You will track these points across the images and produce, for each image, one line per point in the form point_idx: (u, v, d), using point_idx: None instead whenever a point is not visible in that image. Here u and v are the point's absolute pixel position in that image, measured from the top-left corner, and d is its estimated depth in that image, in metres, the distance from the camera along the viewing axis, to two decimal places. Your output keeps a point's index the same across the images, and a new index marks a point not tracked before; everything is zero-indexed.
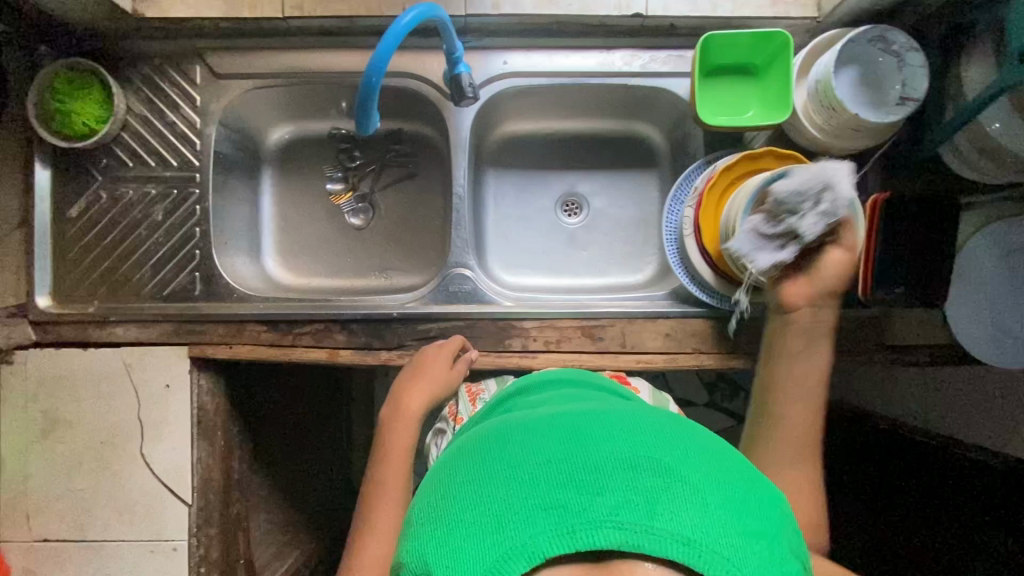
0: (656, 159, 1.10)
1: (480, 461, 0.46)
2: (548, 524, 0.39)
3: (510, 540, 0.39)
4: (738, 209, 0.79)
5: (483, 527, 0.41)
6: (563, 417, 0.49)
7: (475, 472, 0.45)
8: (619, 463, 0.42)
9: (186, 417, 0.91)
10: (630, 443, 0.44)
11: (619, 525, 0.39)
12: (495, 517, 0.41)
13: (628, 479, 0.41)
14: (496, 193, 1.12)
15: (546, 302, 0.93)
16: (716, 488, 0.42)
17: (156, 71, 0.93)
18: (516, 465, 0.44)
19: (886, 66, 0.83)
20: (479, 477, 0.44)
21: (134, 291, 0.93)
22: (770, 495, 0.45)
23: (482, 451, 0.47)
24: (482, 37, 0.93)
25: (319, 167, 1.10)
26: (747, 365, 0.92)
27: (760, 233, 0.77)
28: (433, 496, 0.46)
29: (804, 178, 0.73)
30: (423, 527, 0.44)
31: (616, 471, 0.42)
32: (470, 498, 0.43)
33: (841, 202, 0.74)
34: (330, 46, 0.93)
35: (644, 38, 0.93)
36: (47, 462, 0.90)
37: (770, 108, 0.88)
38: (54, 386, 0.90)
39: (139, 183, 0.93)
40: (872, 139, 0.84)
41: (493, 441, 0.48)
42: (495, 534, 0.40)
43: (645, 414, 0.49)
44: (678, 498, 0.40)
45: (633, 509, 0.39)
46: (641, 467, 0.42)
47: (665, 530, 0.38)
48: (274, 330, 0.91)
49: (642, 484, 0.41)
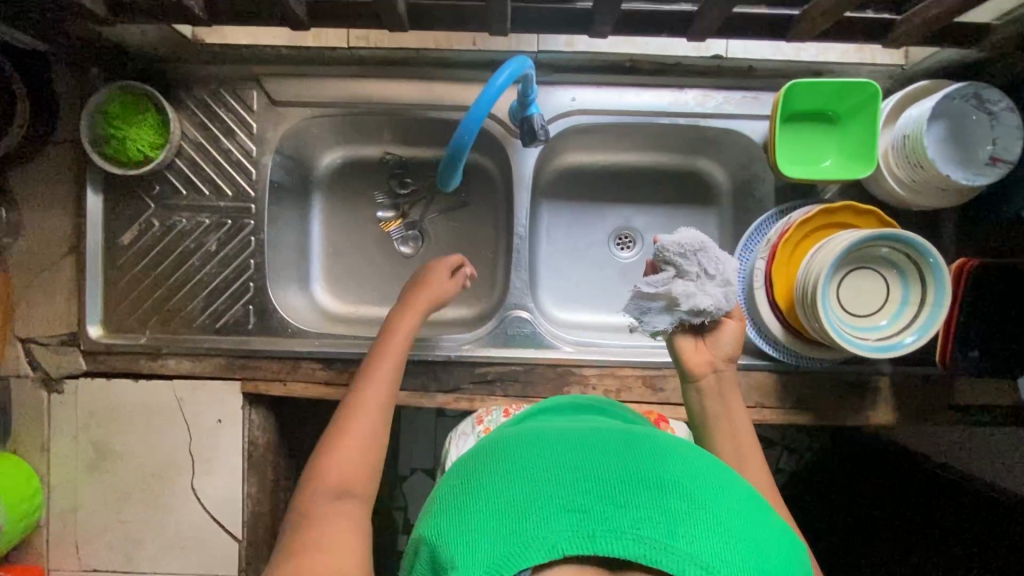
0: (717, 195, 1.06)
1: (510, 456, 0.47)
2: (568, 524, 0.41)
3: (531, 532, 0.41)
4: (819, 271, 0.76)
5: (506, 516, 0.42)
6: (595, 432, 0.50)
7: (505, 465, 0.46)
8: (644, 480, 0.43)
9: (238, 452, 0.89)
10: (662, 466, 0.45)
11: (638, 538, 0.40)
12: (520, 508, 0.42)
13: (651, 496, 0.42)
14: (550, 225, 1.09)
15: (606, 347, 0.91)
16: (740, 526, 0.42)
17: (211, 96, 0.90)
18: (545, 464, 0.45)
19: (979, 124, 0.79)
20: (508, 469, 0.46)
21: (186, 323, 0.91)
22: (786, 536, 0.46)
23: (515, 445, 0.49)
24: (551, 72, 0.89)
25: (369, 193, 1.06)
26: (808, 419, 0.90)
27: (645, 291, 0.78)
28: (461, 481, 0.48)
29: (679, 238, 0.75)
30: (446, 510, 0.46)
31: (641, 487, 0.43)
32: (497, 487, 0.44)
33: (711, 267, 0.76)
34: (393, 76, 0.90)
35: (720, 78, 0.90)
36: (97, 493, 0.90)
37: (851, 160, 0.85)
38: (105, 417, 0.89)
39: (193, 212, 0.90)
40: (956, 199, 0.82)
41: (526, 438, 0.50)
42: (517, 521, 0.41)
43: (679, 442, 0.51)
44: (699, 522, 0.41)
45: (654, 525, 0.40)
46: (666, 488, 0.43)
47: (684, 551, 0.39)
48: (329, 368, 0.89)
49: (665, 503, 0.42)
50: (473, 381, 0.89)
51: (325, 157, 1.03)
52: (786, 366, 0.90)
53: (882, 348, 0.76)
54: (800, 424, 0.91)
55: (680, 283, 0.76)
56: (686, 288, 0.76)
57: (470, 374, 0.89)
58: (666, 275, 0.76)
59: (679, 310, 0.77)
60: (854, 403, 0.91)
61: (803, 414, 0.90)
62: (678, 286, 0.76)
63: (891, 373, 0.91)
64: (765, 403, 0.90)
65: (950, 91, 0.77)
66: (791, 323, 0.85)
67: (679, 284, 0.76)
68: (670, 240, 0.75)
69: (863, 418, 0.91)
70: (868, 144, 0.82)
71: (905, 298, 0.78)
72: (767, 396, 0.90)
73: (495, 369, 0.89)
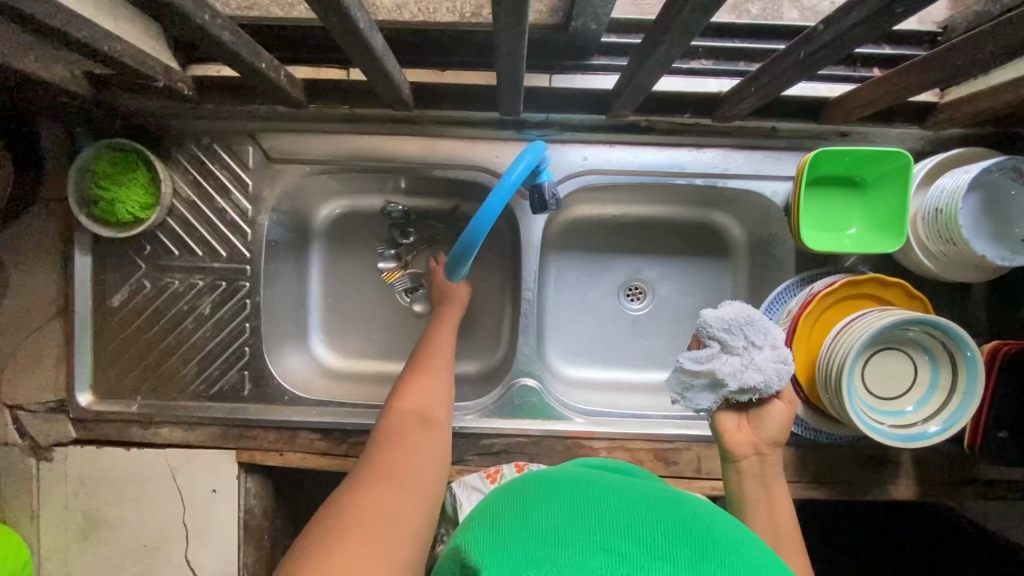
0: (732, 249, 1.02)
1: (556, 482, 0.42)
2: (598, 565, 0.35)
3: (554, 560, 0.35)
4: (850, 347, 0.72)
5: (533, 540, 0.37)
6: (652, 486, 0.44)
7: (547, 489, 0.41)
8: (695, 537, 0.37)
9: (233, 522, 0.86)
10: (714, 529, 0.38)
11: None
12: (553, 533, 0.37)
13: (695, 559, 0.35)
14: (557, 276, 1.04)
15: (616, 416, 0.88)
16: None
17: (205, 152, 0.85)
18: (589, 496, 0.40)
19: (1017, 199, 0.76)
20: (549, 494, 0.41)
21: (180, 389, 0.87)
22: None
23: (562, 478, 0.43)
24: (562, 131, 0.85)
25: (371, 244, 1.02)
26: (826, 494, 0.87)
27: (689, 365, 0.75)
28: (504, 495, 0.43)
29: (726, 313, 0.75)
30: (480, 515, 0.42)
31: (687, 546, 0.36)
32: (533, 507, 0.40)
33: (761, 339, 0.73)
34: (395, 133, 0.85)
35: (740, 137, 0.85)
36: (87, 564, 0.86)
37: (878, 231, 0.80)
38: (96, 486, 0.86)
39: (186, 273, 0.87)
40: (989, 274, 0.78)
41: (577, 473, 0.44)
42: (544, 545, 0.36)
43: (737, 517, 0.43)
44: None
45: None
46: (718, 555, 0.36)
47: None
48: (327, 438, 0.86)
49: (712, 568, 0.35)
50: (478, 453, 0.86)
51: (324, 208, 0.99)
52: (804, 440, 0.86)
53: (903, 436, 0.72)
54: (818, 500, 0.87)
55: (726, 358, 0.73)
56: (733, 362, 0.73)
57: (474, 446, 0.85)
58: (713, 350, 0.75)
59: (725, 388, 0.73)
60: (875, 477, 0.87)
61: (821, 489, 0.87)
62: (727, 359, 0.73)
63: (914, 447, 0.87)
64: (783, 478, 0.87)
65: (993, 165, 0.72)
66: (810, 397, 0.81)
67: (725, 360, 0.73)
68: (714, 315, 0.75)
69: (884, 494, 0.87)
70: (897, 216, 0.78)
71: (935, 382, 0.74)
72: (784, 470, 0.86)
73: (500, 441, 0.85)
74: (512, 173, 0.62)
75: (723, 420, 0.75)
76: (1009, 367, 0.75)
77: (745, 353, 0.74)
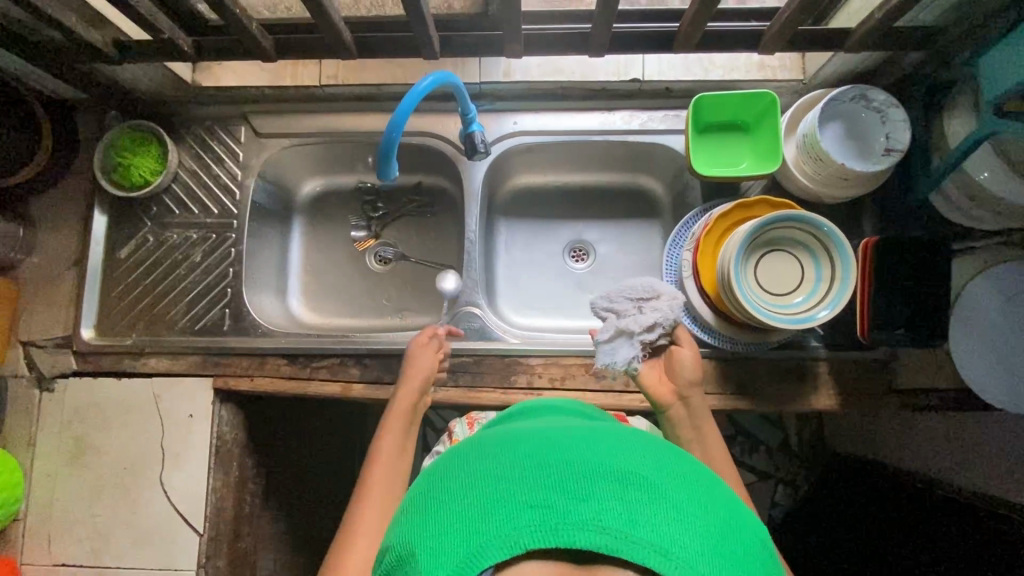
0: (660, 208, 1.15)
1: (472, 458, 0.45)
2: (530, 520, 0.39)
3: (493, 532, 0.39)
4: (731, 255, 0.82)
5: (465, 522, 0.40)
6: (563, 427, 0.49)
7: (464, 472, 0.44)
8: (609, 470, 0.41)
9: (206, 446, 0.95)
10: (623, 454, 0.43)
11: (601, 530, 0.38)
12: (478, 515, 0.40)
13: (615, 486, 0.40)
14: (508, 240, 1.16)
15: (551, 340, 0.97)
16: (713, 514, 0.40)
17: (206, 131, 1.05)
18: (504, 462, 0.43)
19: (869, 121, 0.89)
20: (466, 473, 0.44)
21: (169, 326, 1.01)
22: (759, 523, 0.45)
23: (472, 453, 0.46)
24: (495, 101, 1.03)
25: (345, 217, 1.18)
26: (750, 406, 0.93)
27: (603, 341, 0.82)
28: (427, 489, 0.45)
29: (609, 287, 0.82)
30: (412, 515, 0.44)
31: (603, 480, 0.40)
32: (455, 495, 0.42)
33: (645, 292, 0.80)
34: (360, 110, 1.05)
35: (643, 99, 1.02)
36: (72, 487, 0.95)
37: (762, 159, 0.94)
38: (87, 413, 0.96)
39: (183, 228, 1.03)
40: (863, 187, 0.89)
41: (486, 443, 0.48)
42: (476, 523, 0.40)
43: (637, 431, 0.49)
44: (662, 511, 0.39)
45: (617, 517, 0.38)
46: (633, 477, 0.41)
47: (645, 540, 0.37)
48: (293, 363, 0.97)
49: (631, 493, 0.40)
50: None
51: (307, 185, 1.17)
52: (722, 351, 0.94)
53: (799, 319, 0.81)
54: (742, 410, 0.94)
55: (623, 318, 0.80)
56: (632, 318, 0.80)
57: None
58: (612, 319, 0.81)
59: (637, 341, 0.80)
60: (794, 387, 0.93)
61: (743, 399, 0.94)
62: (627, 320, 0.80)
63: (828, 357, 0.94)
64: (707, 390, 0.94)
65: (832, 95, 0.87)
66: (719, 307, 0.90)
67: (623, 320, 0.80)
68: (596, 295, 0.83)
69: (806, 403, 0.93)
70: (773, 145, 0.92)
71: (818, 275, 0.83)
72: (708, 382, 0.94)
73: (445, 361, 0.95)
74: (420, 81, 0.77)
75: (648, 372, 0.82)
76: (882, 261, 0.85)
77: (636, 307, 0.80)
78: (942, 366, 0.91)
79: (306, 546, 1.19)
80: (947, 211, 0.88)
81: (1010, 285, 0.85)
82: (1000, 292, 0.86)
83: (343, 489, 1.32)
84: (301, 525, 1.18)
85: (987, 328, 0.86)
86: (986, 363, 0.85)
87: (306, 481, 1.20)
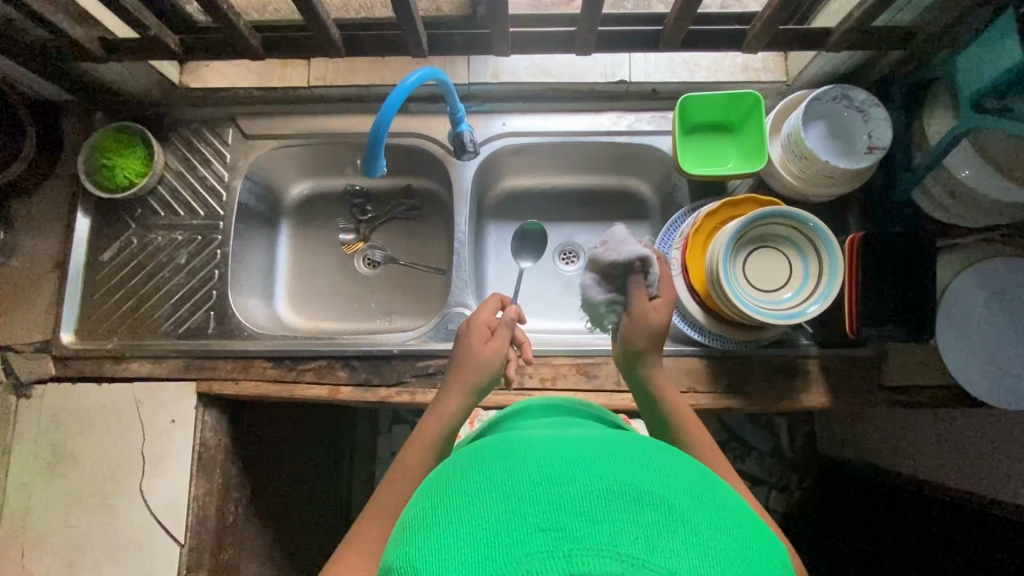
0: (648, 210, 1.15)
1: (479, 478, 0.46)
2: (542, 546, 0.38)
3: (504, 559, 0.38)
4: (718, 257, 0.83)
5: (475, 546, 0.40)
6: (572, 445, 0.50)
7: (472, 491, 0.45)
8: (622, 492, 0.41)
9: (188, 452, 0.92)
10: (634, 476, 0.44)
11: (617, 556, 0.37)
12: (489, 538, 0.40)
13: (628, 509, 0.40)
14: (497, 242, 1.15)
15: (542, 341, 0.97)
16: (725, 538, 0.41)
17: (194, 134, 1.05)
18: (513, 483, 0.44)
19: (851, 120, 0.90)
20: (474, 495, 0.44)
21: (152, 330, 0.99)
22: (774, 549, 0.45)
23: (483, 473, 0.47)
24: (483, 103, 1.05)
25: (333, 220, 1.17)
26: (742, 404, 0.93)
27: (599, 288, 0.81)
28: (431, 509, 0.45)
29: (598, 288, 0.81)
30: (415, 534, 0.43)
31: (618, 503, 0.41)
32: (462, 516, 0.42)
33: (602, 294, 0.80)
34: (348, 110, 1.06)
35: (629, 101, 1.04)
36: (47, 497, 0.91)
37: (748, 158, 0.95)
38: (65, 419, 0.93)
39: (168, 230, 1.02)
40: (847, 185, 0.90)
41: (492, 461, 0.48)
42: (487, 549, 0.39)
43: (643, 448, 0.50)
44: (676, 535, 0.39)
45: (635, 541, 0.38)
46: (645, 500, 0.41)
47: (662, 566, 0.37)
48: (279, 365, 0.96)
49: (645, 516, 0.40)
50: (415, 374, 0.94)
51: (295, 188, 1.16)
52: (713, 350, 0.94)
53: (790, 316, 0.81)
54: (734, 408, 0.93)
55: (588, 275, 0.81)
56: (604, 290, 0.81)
57: (412, 368, 0.94)
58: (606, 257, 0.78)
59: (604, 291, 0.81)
60: (785, 385, 0.93)
61: (736, 398, 0.93)
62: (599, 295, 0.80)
63: (819, 355, 0.94)
64: (700, 389, 0.94)
65: (815, 95, 0.88)
66: (710, 306, 0.90)
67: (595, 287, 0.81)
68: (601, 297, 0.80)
69: (798, 402, 0.93)
70: (758, 145, 0.94)
71: (806, 271, 0.84)
72: (700, 382, 0.94)
73: (435, 362, 0.94)
74: (408, 77, 0.79)
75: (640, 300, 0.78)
76: (869, 257, 0.86)
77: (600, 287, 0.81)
78: (932, 363, 0.92)
79: (291, 560, 1.15)
80: (931, 209, 0.89)
81: (993, 282, 0.87)
82: (984, 289, 0.87)
83: (328, 500, 1.29)
84: (284, 537, 1.14)
85: (974, 325, 0.87)
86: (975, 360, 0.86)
87: (290, 492, 1.17)
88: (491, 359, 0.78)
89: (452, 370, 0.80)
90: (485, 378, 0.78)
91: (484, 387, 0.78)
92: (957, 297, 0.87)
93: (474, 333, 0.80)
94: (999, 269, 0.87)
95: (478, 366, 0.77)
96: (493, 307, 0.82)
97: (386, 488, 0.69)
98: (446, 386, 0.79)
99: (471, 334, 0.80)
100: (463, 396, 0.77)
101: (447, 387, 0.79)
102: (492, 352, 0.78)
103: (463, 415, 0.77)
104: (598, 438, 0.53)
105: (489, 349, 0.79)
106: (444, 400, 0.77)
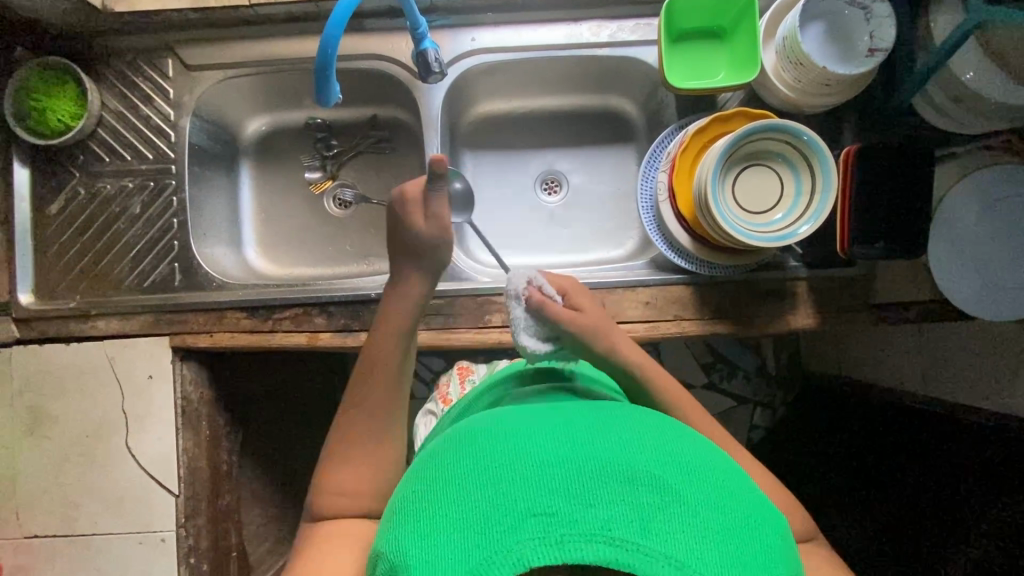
0: (634, 131, 1.08)
1: (469, 457, 0.46)
2: (535, 532, 0.40)
3: (497, 546, 0.40)
4: (708, 177, 0.78)
5: (467, 532, 0.41)
6: (566, 415, 0.50)
7: (463, 471, 0.45)
8: (615, 473, 0.42)
9: (170, 406, 0.90)
10: (629, 454, 0.44)
11: (611, 542, 0.39)
12: (481, 523, 0.41)
13: (622, 492, 0.42)
14: (474, 174, 1.09)
15: None
16: (720, 516, 0.42)
17: (129, 67, 0.95)
18: (502, 463, 0.44)
19: (852, 19, 0.83)
20: (464, 477, 0.45)
21: (115, 285, 0.94)
22: (773, 520, 0.46)
23: (473, 448, 0.47)
24: (449, 16, 0.94)
25: (297, 158, 1.09)
26: (731, 330, 0.92)
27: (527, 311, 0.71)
28: (421, 490, 0.46)
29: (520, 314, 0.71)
30: (405, 517, 0.45)
31: (611, 485, 0.42)
32: (452, 500, 0.43)
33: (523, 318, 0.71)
34: (301, 32, 0.95)
35: (610, 8, 0.94)
36: (33, 458, 0.90)
37: (740, 68, 0.87)
38: (38, 382, 0.90)
39: (117, 177, 0.95)
40: (844, 93, 0.83)
41: (484, 436, 0.48)
42: (481, 536, 0.41)
43: (638, 420, 0.50)
44: (670, 516, 0.41)
45: (626, 527, 0.40)
46: (639, 481, 0.42)
47: (654, 549, 0.39)
48: (254, 316, 0.92)
49: (637, 499, 0.41)
50: None
51: (251, 124, 1.07)
52: (701, 276, 0.92)
53: (779, 237, 0.78)
54: (721, 334, 0.92)
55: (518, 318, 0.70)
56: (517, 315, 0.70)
57: None
58: (516, 287, 0.71)
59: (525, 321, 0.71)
60: (774, 309, 0.91)
61: (724, 324, 0.91)
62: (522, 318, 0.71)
63: (808, 277, 0.91)
64: (687, 317, 0.92)
65: None
66: (697, 231, 0.86)
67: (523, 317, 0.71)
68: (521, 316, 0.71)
69: (786, 324, 0.91)
70: (751, 51, 0.85)
71: (798, 189, 0.80)
72: (687, 309, 0.92)
73: None
74: None
75: (557, 314, 0.70)
76: (864, 172, 0.81)
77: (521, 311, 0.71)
78: (921, 278, 0.90)
79: (292, 500, 1.18)
80: (931, 117, 0.83)
81: (991, 191, 0.83)
82: (981, 200, 0.83)
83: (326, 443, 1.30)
84: (283, 480, 1.16)
85: (968, 238, 0.84)
86: (966, 275, 0.84)
87: (283, 437, 1.17)
88: (442, 236, 0.69)
89: (398, 254, 0.71)
90: (436, 254, 0.70)
91: (432, 265, 0.71)
92: (951, 209, 0.84)
93: (407, 209, 0.69)
94: (998, 176, 0.83)
95: (425, 245, 0.69)
96: (422, 181, 0.69)
97: (360, 381, 0.69)
98: (402, 272, 0.71)
99: (407, 208, 0.68)
100: (426, 281, 0.71)
101: (398, 273, 0.71)
102: (428, 229, 0.68)
103: (428, 295, 0.72)
104: (593, 407, 0.53)
105: (423, 226, 0.68)
106: (399, 289, 0.71)
